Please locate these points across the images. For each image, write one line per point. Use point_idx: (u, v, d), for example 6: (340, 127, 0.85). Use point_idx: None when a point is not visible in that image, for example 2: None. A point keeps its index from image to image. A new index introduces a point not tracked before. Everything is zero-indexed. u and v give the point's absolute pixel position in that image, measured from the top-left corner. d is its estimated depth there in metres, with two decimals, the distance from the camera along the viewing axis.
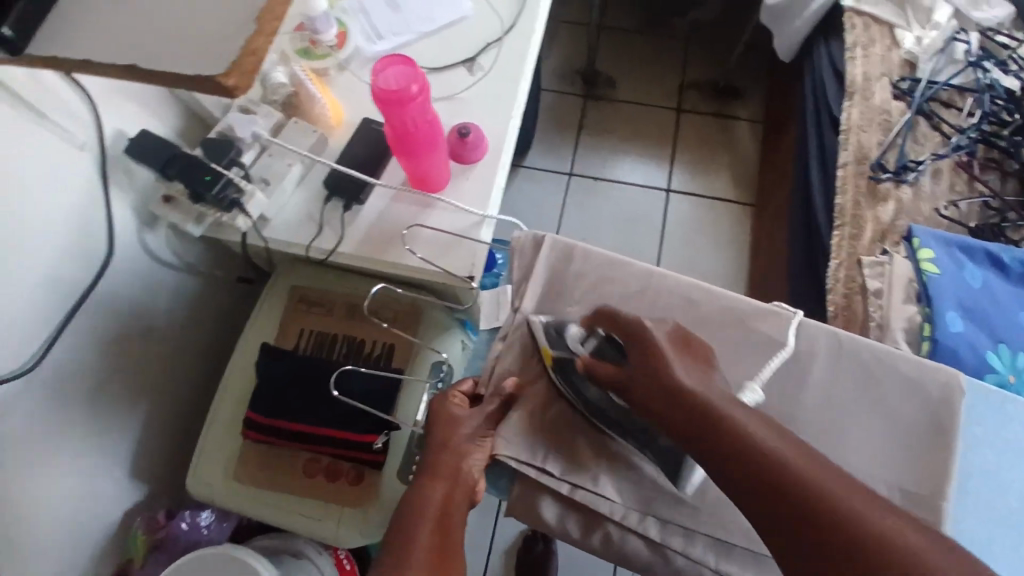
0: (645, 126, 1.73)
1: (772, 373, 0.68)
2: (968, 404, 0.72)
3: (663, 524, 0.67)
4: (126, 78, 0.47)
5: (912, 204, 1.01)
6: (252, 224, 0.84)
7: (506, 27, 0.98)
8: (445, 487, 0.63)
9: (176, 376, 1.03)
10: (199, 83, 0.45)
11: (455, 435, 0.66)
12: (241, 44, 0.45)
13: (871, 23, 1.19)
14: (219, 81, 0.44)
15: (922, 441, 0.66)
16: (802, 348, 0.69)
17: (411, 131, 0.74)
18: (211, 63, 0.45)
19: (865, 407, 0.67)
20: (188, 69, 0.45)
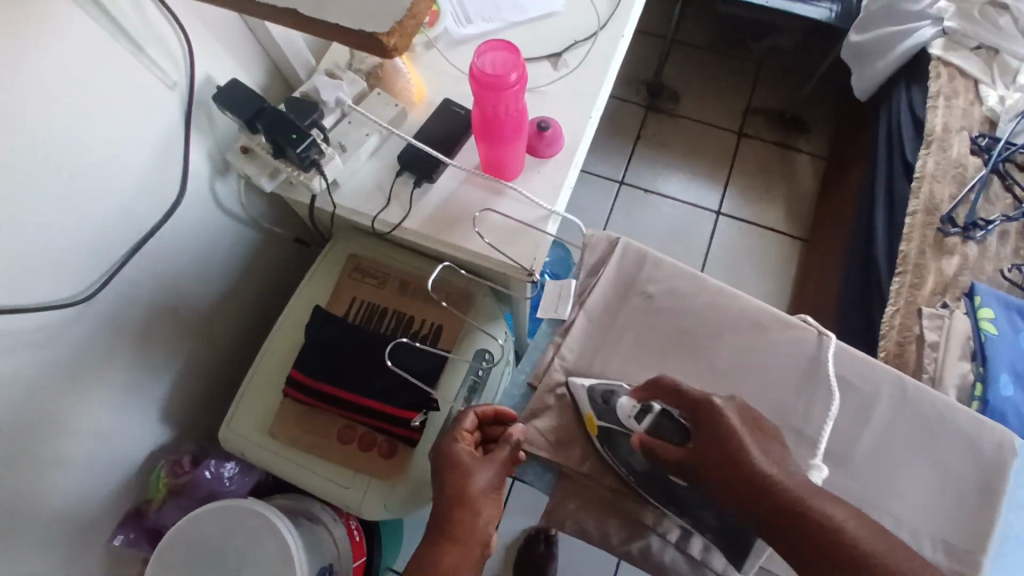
0: (703, 145, 1.72)
1: (828, 410, 0.68)
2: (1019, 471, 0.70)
3: (706, 543, 0.69)
4: (290, 23, 0.50)
5: (977, 261, 1.00)
6: (325, 186, 0.86)
7: (598, 25, 0.99)
8: (457, 548, 0.60)
9: (222, 324, 1.05)
10: (362, 39, 0.47)
11: (467, 488, 0.63)
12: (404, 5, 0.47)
13: (957, 75, 1.17)
14: (381, 40, 0.47)
15: (969, 497, 0.65)
16: (865, 389, 0.68)
17: (501, 117, 0.75)
18: (373, 18, 0.47)
19: (916, 457, 0.66)
20: (351, 23, 0.47)
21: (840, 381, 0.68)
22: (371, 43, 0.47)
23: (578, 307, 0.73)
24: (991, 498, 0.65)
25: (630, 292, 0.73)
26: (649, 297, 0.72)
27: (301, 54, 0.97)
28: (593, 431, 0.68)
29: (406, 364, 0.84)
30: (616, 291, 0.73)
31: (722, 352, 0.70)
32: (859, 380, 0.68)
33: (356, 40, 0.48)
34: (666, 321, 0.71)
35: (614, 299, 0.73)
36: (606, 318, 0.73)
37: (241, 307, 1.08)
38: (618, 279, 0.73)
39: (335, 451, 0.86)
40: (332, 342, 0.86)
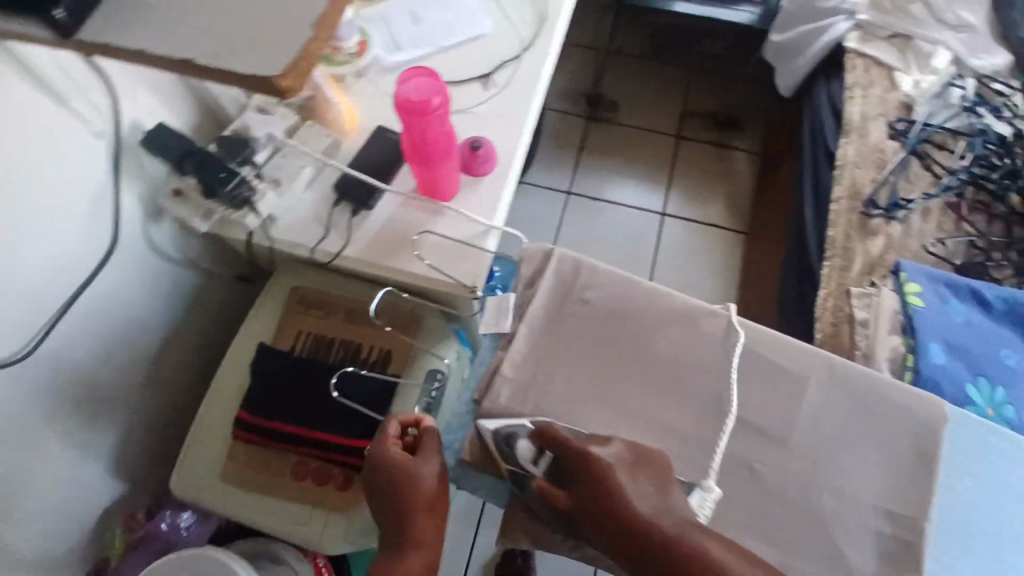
0: (645, 151, 1.77)
1: (772, 396, 0.70)
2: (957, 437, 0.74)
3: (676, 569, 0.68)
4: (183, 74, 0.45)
5: (901, 240, 1.04)
6: (261, 223, 0.85)
7: (523, 46, 1.00)
8: (428, 551, 0.64)
9: (170, 370, 1.02)
10: (253, 83, 0.43)
11: (408, 487, 0.65)
12: (298, 45, 0.44)
13: (871, 65, 1.23)
14: (272, 82, 0.43)
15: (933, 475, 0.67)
16: (800, 371, 0.71)
17: (429, 142, 0.76)
18: (265, 61, 0.43)
19: (856, 430, 0.69)
20: (243, 67, 0.43)
21: (776, 367, 0.71)
22: (260, 85, 0.43)
23: (520, 318, 0.73)
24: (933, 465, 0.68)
25: (568, 300, 0.74)
26: (590, 304, 0.74)
27: (229, 91, 0.96)
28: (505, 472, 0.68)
29: (354, 393, 0.85)
30: (555, 301, 0.74)
31: (661, 348, 0.72)
32: (794, 363, 0.71)
33: (248, 86, 0.44)
34: (607, 325, 0.73)
35: (554, 309, 0.74)
36: (547, 328, 0.73)
37: (189, 351, 1.06)
38: (555, 290, 0.74)
39: (290, 489, 0.85)
40: (280, 378, 0.86)
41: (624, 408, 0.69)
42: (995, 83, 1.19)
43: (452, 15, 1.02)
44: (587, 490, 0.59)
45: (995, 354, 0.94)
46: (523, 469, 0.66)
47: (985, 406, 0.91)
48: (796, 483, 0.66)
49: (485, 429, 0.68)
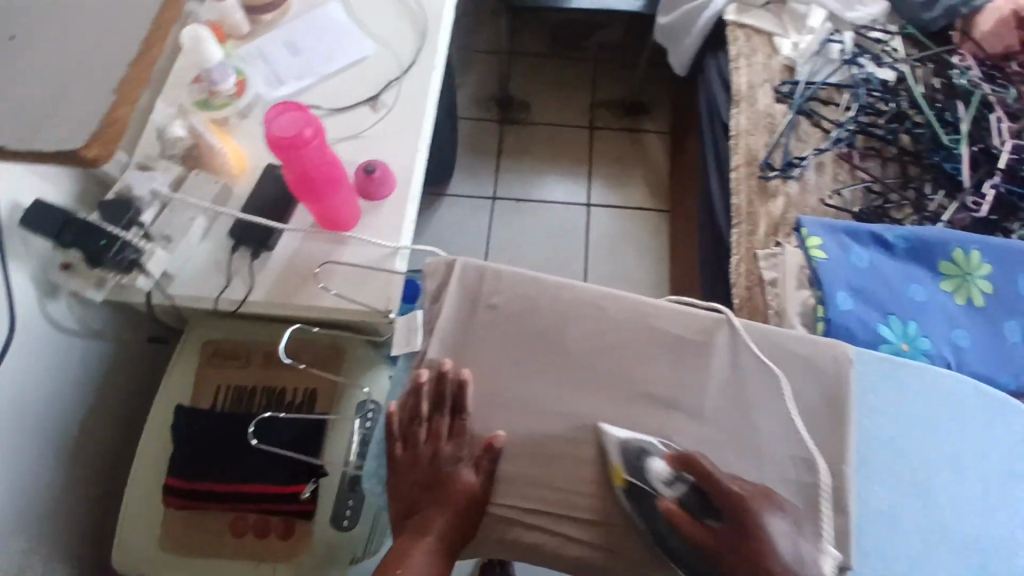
0: (563, 145, 1.79)
1: (682, 369, 0.72)
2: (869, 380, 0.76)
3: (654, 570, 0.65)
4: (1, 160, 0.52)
5: (799, 197, 1.09)
6: (155, 283, 0.83)
7: (401, 70, 0.99)
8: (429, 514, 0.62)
9: (96, 447, 0.98)
10: (63, 158, 0.51)
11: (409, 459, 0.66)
12: (100, 119, 0.52)
13: (753, 34, 1.27)
14: (82, 153, 0.51)
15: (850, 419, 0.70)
16: (704, 339, 0.73)
17: (310, 174, 0.75)
18: (70, 137, 0.51)
19: (768, 389, 0.71)
20: (50, 144, 0.51)
21: (680, 341, 0.73)
22: (71, 157, 0.51)
23: (429, 335, 0.72)
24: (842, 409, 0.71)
25: (476, 307, 0.73)
26: (500, 309, 0.73)
27: None
28: (620, 482, 0.65)
29: (279, 438, 0.83)
30: (464, 309, 0.73)
31: (574, 342, 0.72)
32: (698, 334, 0.73)
33: (59, 160, 0.51)
34: (519, 327, 0.73)
35: (463, 318, 0.73)
36: (461, 342, 0.72)
37: (114, 423, 1.02)
38: (462, 298, 0.74)
39: (231, 546, 0.82)
40: (202, 435, 0.83)
41: (545, 407, 0.70)
42: (874, 33, 1.27)
43: (330, 42, 1.01)
44: (733, 528, 0.58)
45: (900, 293, 0.97)
46: (649, 485, 0.63)
47: (900, 342, 0.94)
48: (719, 450, 0.69)
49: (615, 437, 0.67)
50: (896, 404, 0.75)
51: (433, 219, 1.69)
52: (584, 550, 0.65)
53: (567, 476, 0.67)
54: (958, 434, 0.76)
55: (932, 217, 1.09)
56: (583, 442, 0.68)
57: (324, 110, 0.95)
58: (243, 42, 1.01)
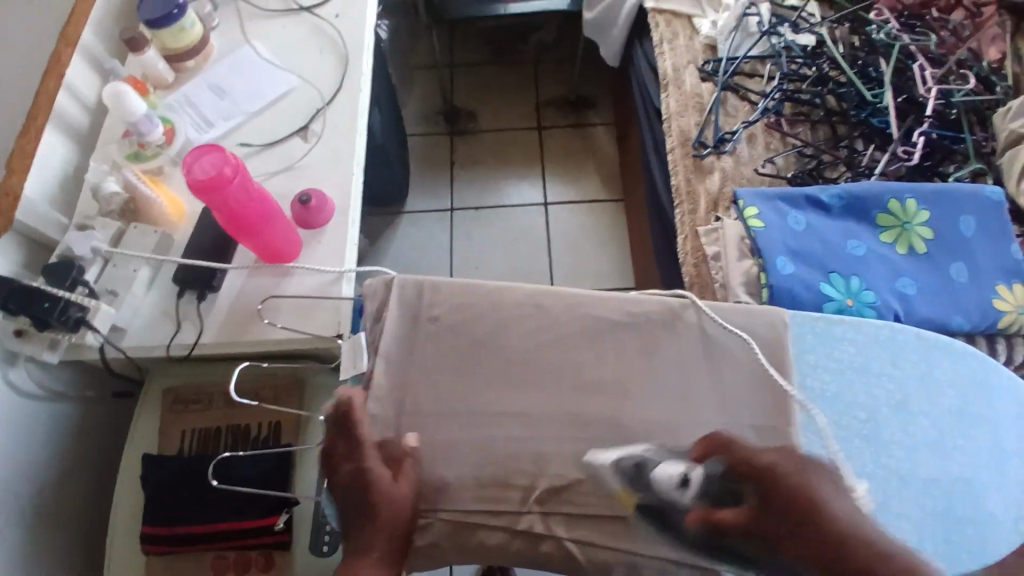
0: (513, 149, 1.81)
1: (626, 351, 0.74)
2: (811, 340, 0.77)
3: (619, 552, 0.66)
4: None
5: (734, 171, 1.11)
6: (105, 338, 0.84)
7: (323, 101, 1.00)
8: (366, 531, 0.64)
9: (74, 510, 0.98)
10: None
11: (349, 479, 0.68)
12: None
13: (673, 18, 1.30)
14: None
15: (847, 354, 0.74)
16: (643, 318, 0.75)
17: (239, 211, 0.78)
18: None
19: (709, 359, 0.74)
20: None
21: (620, 325, 0.75)
22: None
23: (374, 352, 0.74)
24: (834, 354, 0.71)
25: (417, 320, 0.75)
26: (442, 317, 0.75)
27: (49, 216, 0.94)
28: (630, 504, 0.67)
29: (245, 475, 0.83)
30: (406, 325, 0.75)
31: (517, 340, 0.74)
32: (634, 316, 0.75)
33: None
34: (462, 334, 0.75)
35: (404, 333, 0.74)
36: (406, 355, 0.74)
37: (92, 482, 1.02)
38: (401, 314, 0.75)
39: None
40: (170, 482, 0.83)
41: (499, 405, 0.72)
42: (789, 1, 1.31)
43: (255, 79, 1.03)
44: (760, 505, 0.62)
45: (840, 250, 1.00)
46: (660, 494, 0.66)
47: (844, 299, 0.95)
48: (674, 423, 0.71)
49: (600, 461, 0.69)
50: (836, 358, 0.76)
51: (394, 238, 1.69)
52: (550, 541, 0.67)
53: (526, 470, 0.69)
54: (902, 382, 0.77)
55: (866, 171, 1.11)
56: (540, 434, 0.70)
57: (257, 146, 0.97)
58: (169, 91, 1.03)
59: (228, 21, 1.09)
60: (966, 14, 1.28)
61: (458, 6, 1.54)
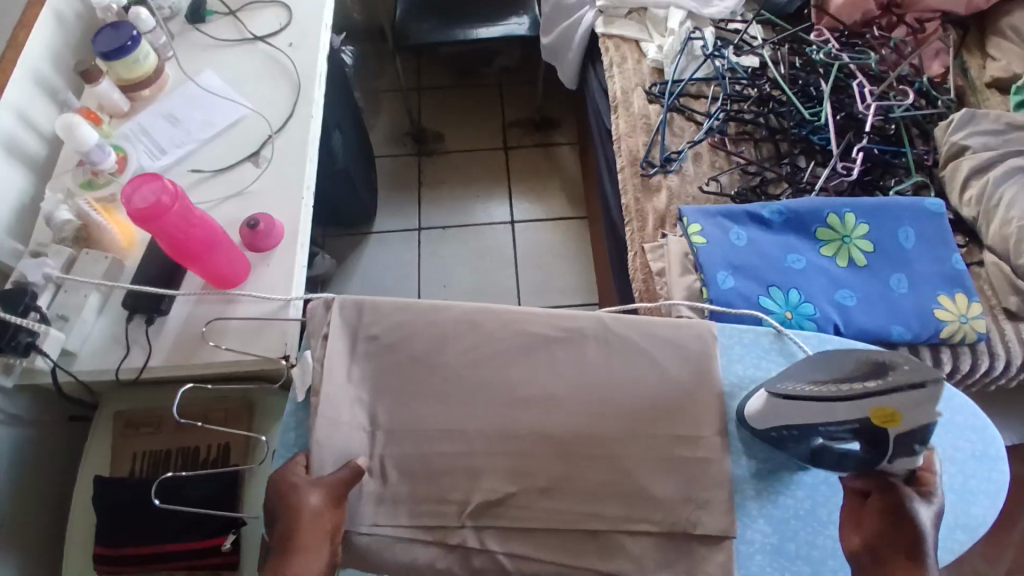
0: (480, 169, 1.84)
1: (560, 366, 0.76)
2: (741, 352, 0.80)
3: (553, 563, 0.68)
4: None
5: (680, 188, 1.15)
6: (54, 363, 0.85)
7: (275, 128, 1.03)
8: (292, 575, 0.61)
9: (31, 537, 0.98)
10: None
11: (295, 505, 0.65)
12: None
13: (621, 43, 1.35)
14: None
15: (850, 395, 0.61)
16: (574, 332, 0.78)
17: (180, 238, 0.80)
18: None
19: (640, 371, 0.76)
20: None
21: (554, 340, 0.77)
22: None
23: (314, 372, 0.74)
24: (865, 423, 0.62)
25: (357, 340, 0.77)
26: (382, 337, 0.77)
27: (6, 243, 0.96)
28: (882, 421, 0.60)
29: (190, 497, 0.84)
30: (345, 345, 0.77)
31: (455, 356, 0.76)
32: (568, 331, 0.78)
33: None
34: (402, 353, 0.76)
35: (341, 352, 0.76)
36: (346, 376, 0.75)
37: (50, 508, 1.02)
38: (341, 334, 0.77)
39: None
40: (117, 505, 0.84)
41: (438, 420, 0.73)
42: (733, 24, 1.36)
43: (210, 108, 1.05)
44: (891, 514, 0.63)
45: (780, 263, 1.03)
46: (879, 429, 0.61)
47: (784, 311, 0.98)
48: (607, 434, 0.73)
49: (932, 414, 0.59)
50: (762, 369, 0.79)
51: (363, 259, 1.71)
52: (485, 556, 0.68)
53: (464, 482, 0.71)
54: None
55: (807, 187, 1.14)
56: (477, 447, 0.72)
57: (209, 172, 0.99)
58: (124, 120, 1.06)
59: (183, 51, 1.12)
60: (909, 30, 1.33)
61: (420, 33, 1.58)
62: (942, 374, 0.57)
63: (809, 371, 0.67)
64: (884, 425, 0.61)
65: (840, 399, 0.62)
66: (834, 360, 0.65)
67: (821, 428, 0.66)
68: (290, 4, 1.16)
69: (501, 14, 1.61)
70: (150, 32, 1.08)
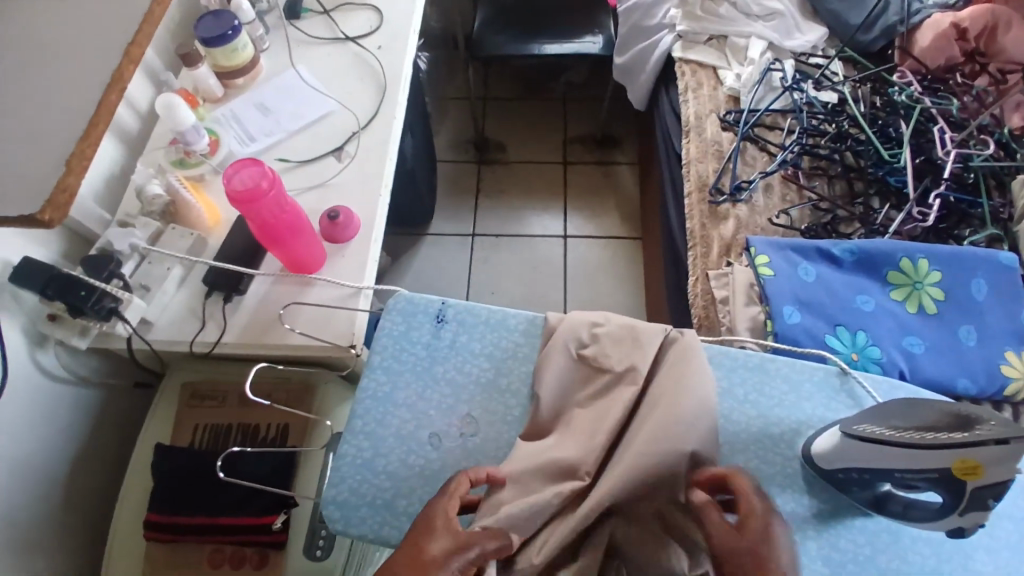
0: (538, 181, 1.86)
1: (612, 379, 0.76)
2: (814, 391, 0.77)
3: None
4: None
5: (749, 218, 1.15)
6: (132, 329, 0.89)
7: (359, 126, 1.06)
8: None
9: (89, 494, 1.01)
10: (23, 220, 0.66)
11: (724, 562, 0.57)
12: (51, 192, 0.67)
13: (698, 68, 1.35)
14: (38, 216, 0.66)
15: (938, 442, 0.58)
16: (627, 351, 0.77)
17: (270, 223, 0.84)
18: (31, 203, 0.67)
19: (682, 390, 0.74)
20: (17, 212, 0.66)
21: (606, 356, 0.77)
22: (30, 221, 0.66)
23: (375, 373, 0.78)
24: (946, 474, 0.59)
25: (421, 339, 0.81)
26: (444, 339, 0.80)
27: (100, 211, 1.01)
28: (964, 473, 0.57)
29: (248, 472, 0.87)
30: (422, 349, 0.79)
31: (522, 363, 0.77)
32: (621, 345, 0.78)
33: (21, 223, 0.67)
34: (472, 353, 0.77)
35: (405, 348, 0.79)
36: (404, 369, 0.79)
37: (107, 468, 1.06)
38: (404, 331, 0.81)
39: None
40: (177, 471, 0.87)
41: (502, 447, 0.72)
42: (813, 58, 1.35)
43: (298, 101, 1.09)
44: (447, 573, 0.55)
45: (848, 303, 1.00)
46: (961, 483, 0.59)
47: (850, 352, 0.96)
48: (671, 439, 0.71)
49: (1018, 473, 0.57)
50: (832, 409, 0.75)
51: (416, 258, 1.74)
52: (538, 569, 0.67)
53: None
54: None
55: (880, 229, 1.12)
56: None
57: (294, 163, 1.03)
58: (217, 104, 1.11)
59: (277, 44, 1.17)
60: (988, 82, 1.28)
61: (496, 44, 1.61)
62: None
63: (891, 414, 0.64)
64: (961, 478, 0.58)
65: (928, 446, 0.58)
66: (915, 409, 0.63)
67: (894, 475, 0.62)
68: (381, 8, 1.20)
69: (576, 32, 1.63)
70: (249, 23, 1.13)
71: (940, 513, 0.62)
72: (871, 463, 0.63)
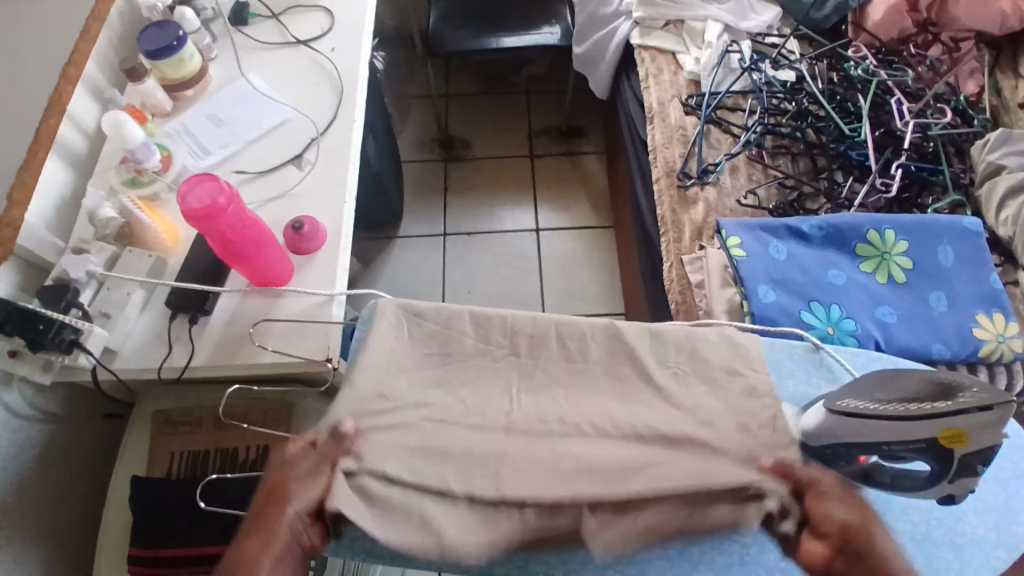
0: (506, 176, 1.84)
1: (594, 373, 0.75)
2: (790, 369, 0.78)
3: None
4: None
5: (717, 201, 1.16)
6: (96, 360, 0.84)
7: (318, 131, 1.03)
8: None
9: (62, 533, 0.97)
10: None
11: None
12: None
13: (657, 54, 1.35)
14: None
15: (928, 413, 0.59)
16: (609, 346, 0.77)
17: (233, 239, 0.81)
18: None
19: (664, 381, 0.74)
20: None
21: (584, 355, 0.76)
22: None
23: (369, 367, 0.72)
24: (932, 444, 0.60)
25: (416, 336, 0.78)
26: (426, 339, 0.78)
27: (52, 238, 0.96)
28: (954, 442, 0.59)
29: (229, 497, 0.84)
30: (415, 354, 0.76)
31: None
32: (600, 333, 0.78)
33: None
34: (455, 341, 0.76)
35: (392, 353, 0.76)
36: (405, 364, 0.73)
37: (81, 508, 1.01)
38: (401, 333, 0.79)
39: None
40: (155, 503, 0.84)
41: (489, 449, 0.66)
42: (769, 38, 1.36)
43: (251, 109, 1.06)
44: None
45: (819, 277, 1.02)
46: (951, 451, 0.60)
47: (825, 326, 0.97)
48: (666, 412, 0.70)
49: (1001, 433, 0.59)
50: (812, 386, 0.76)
51: (388, 262, 1.71)
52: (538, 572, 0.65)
53: None
54: None
55: (845, 203, 1.14)
56: None
57: (253, 174, 1.00)
58: (168, 119, 1.07)
59: (226, 53, 1.13)
60: (944, 49, 1.31)
61: (454, 40, 1.59)
62: (1012, 399, 0.57)
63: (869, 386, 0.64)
64: (948, 447, 0.60)
65: (914, 417, 0.59)
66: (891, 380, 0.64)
67: (880, 447, 0.63)
68: (332, 9, 1.17)
69: (534, 23, 1.61)
70: (195, 33, 1.09)
71: (930, 482, 0.63)
72: (863, 430, 0.63)
